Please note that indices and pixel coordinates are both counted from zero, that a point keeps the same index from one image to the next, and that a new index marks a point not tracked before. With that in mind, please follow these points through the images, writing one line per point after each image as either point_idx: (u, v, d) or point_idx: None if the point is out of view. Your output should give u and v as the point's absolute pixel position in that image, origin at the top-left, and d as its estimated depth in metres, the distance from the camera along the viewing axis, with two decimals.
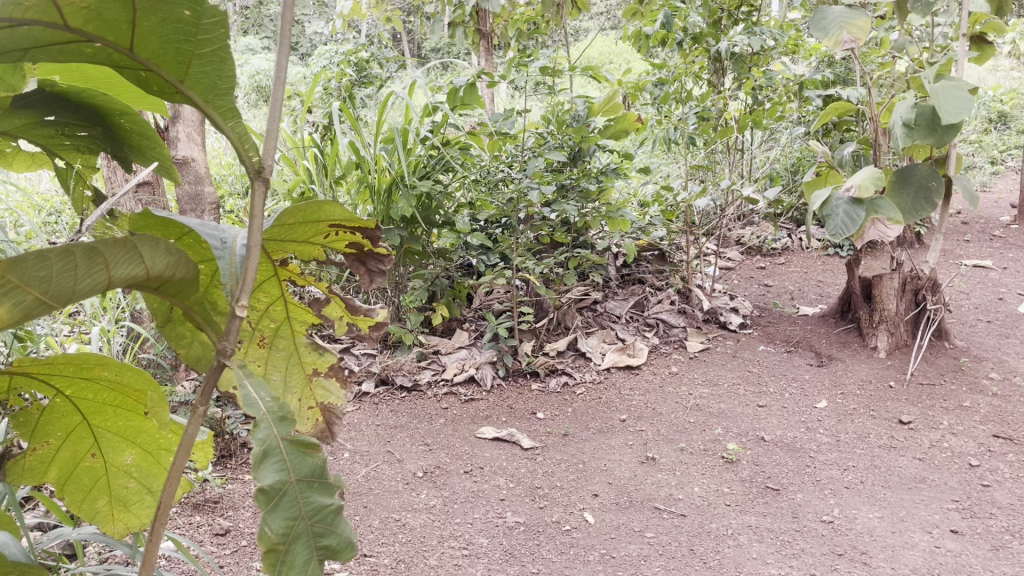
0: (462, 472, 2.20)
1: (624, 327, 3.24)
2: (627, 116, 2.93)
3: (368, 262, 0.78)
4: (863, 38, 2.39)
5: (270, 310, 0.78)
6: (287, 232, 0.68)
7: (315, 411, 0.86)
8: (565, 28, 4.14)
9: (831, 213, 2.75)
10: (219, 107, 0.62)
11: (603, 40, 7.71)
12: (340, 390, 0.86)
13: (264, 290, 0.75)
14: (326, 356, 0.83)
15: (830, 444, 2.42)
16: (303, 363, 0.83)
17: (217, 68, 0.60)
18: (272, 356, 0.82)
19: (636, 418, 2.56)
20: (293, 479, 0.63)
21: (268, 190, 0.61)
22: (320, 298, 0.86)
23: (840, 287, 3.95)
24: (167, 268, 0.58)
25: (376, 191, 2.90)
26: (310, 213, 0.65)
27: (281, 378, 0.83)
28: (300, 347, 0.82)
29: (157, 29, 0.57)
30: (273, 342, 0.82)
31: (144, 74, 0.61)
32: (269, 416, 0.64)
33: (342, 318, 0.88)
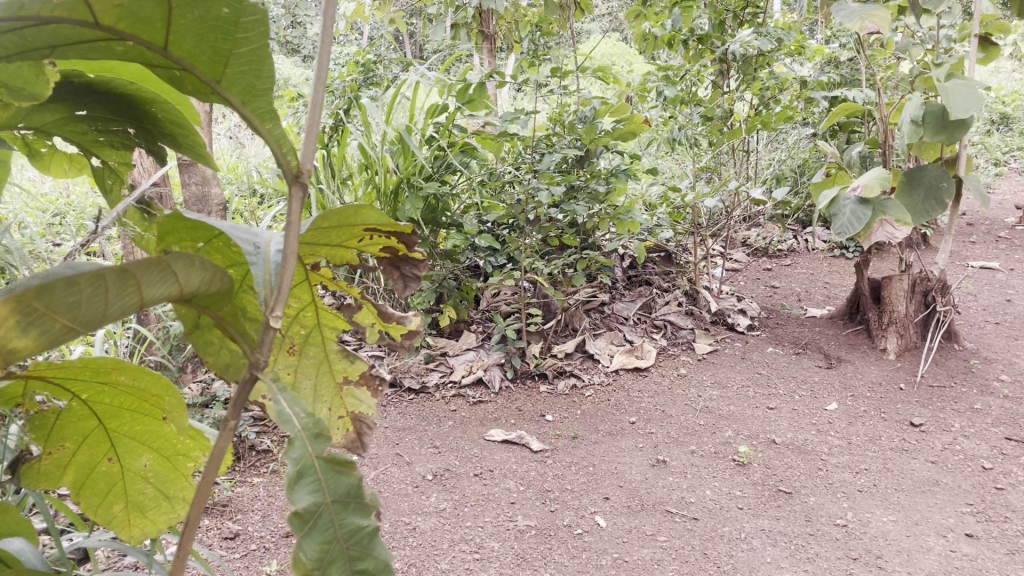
0: (472, 475, 2.18)
1: (632, 328, 3.23)
2: (635, 117, 2.89)
3: (402, 266, 0.75)
4: (885, 28, 2.38)
5: (301, 316, 0.76)
6: (322, 235, 0.65)
7: (345, 421, 0.83)
8: (570, 29, 4.14)
9: (838, 213, 2.74)
10: (256, 108, 0.61)
11: (604, 42, 7.72)
12: (371, 399, 0.83)
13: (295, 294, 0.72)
14: (357, 364, 0.80)
15: (841, 446, 2.41)
16: (333, 371, 0.80)
17: (254, 67, 0.58)
18: (303, 363, 0.79)
19: (645, 420, 2.55)
20: (328, 500, 0.60)
21: (305, 196, 0.60)
22: (350, 304, 0.84)
23: (847, 288, 3.94)
24: (203, 285, 0.56)
25: (383, 192, 2.91)
26: (346, 217, 0.62)
27: (311, 387, 0.80)
28: (331, 355, 0.79)
29: (193, 27, 0.55)
30: (303, 349, 0.79)
31: (177, 72, 0.60)
32: (303, 433, 0.61)
33: (374, 325, 0.84)
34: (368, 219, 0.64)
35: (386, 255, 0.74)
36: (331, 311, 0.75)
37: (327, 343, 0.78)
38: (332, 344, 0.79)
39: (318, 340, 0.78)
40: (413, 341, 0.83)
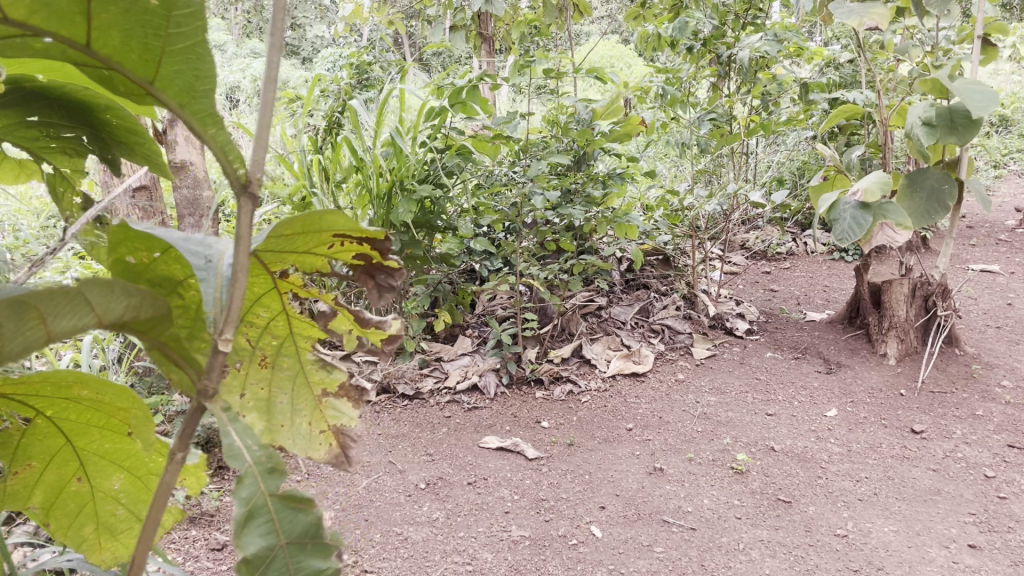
0: (466, 483, 2.15)
1: (629, 333, 3.19)
2: (631, 120, 2.88)
3: (378, 273, 0.71)
4: (884, 25, 2.34)
5: (272, 325, 0.72)
6: (287, 243, 0.61)
7: (327, 435, 0.78)
8: (568, 32, 4.12)
9: (838, 217, 2.70)
10: (197, 112, 0.55)
11: (603, 43, 7.71)
12: (353, 411, 0.77)
13: (264, 304, 0.69)
14: (336, 374, 0.76)
15: (841, 454, 2.37)
16: (311, 382, 0.76)
17: (193, 66, 0.53)
18: (278, 375, 0.76)
19: (643, 427, 2.51)
20: (282, 542, 0.57)
21: (253, 211, 0.55)
22: (326, 311, 0.80)
23: (846, 291, 3.90)
24: (126, 311, 0.53)
25: (376, 196, 2.86)
26: (311, 223, 0.59)
27: (288, 400, 0.77)
28: (307, 365, 0.76)
29: (119, 20, 0.50)
30: (276, 361, 0.75)
31: (108, 73, 0.55)
32: (255, 468, 0.59)
33: (351, 331, 0.81)
34: (338, 225, 0.60)
35: (360, 262, 0.70)
36: (303, 320, 0.72)
37: (302, 354, 0.75)
38: (307, 354, 0.75)
39: (292, 351, 0.74)
40: (393, 347, 0.79)
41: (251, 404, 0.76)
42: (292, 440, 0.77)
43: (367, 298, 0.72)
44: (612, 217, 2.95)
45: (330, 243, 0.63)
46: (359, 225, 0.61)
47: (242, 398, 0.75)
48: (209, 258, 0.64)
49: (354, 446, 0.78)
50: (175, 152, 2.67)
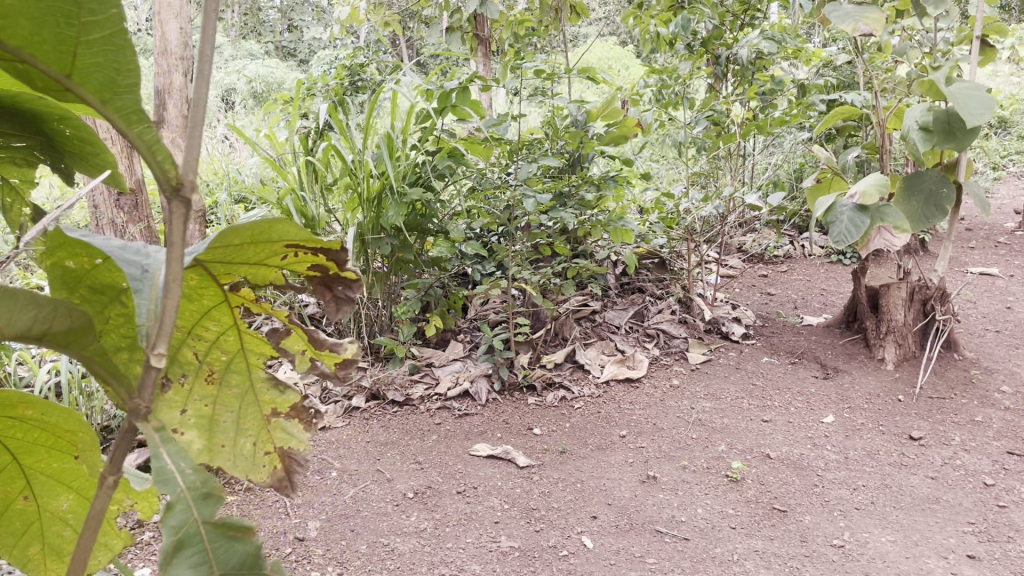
0: (455, 492, 2.10)
1: (623, 338, 3.15)
2: (627, 121, 2.84)
3: (334, 286, 0.68)
4: (880, 29, 2.32)
5: (221, 341, 0.69)
6: (234, 254, 0.58)
7: (273, 458, 0.76)
8: (564, 33, 4.08)
9: (835, 220, 2.66)
10: (120, 108, 0.53)
11: (601, 46, 7.66)
12: (303, 433, 0.76)
13: (213, 317, 0.66)
14: (289, 395, 0.73)
15: (838, 461, 2.33)
16: (260, 401, 0.74)
17: (112, 58, 0.51)
18: (223, 393, 0.72)
19: (636, 434, 2.47)
20: (217, 573, 0.54)
21: (187, 212, 0.53)
22: (280, 329, 0.76)
23: (844, 295, 3.86)
24: (33, 323, 0.52)
25: (365, 200, 2.75)
26: (259, 232, 0.55)
27: (233, 420, 0.73)
28: (257, 383, 0.73)
29: (26, 10, 0.48)
30: (224, 377, 0.71)
31: (24, 68, 0.53)
32: (189, 494, 0.56)
33: (304, 352, 0.77)
34: (286, 235, 0.57)
35: (315, 274, 0.67)
36: (254, 335, 0.69)
37: (253, 371, 0.72)
38: (259, 372, 0.73)
39: (242, 368, 0.71)
40: (349, 371, 0.76)
41: (191, 422, 0.72)
42: (233, 461, 0.75)
43: (324, 313, 0.69)
44: (607, 221, 2.91)
45: (283, 253, 0.60)
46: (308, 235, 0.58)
47: (183, 415, 0.71)
48: (145, 267, 0.63)
49: (301, 470, 0.77)
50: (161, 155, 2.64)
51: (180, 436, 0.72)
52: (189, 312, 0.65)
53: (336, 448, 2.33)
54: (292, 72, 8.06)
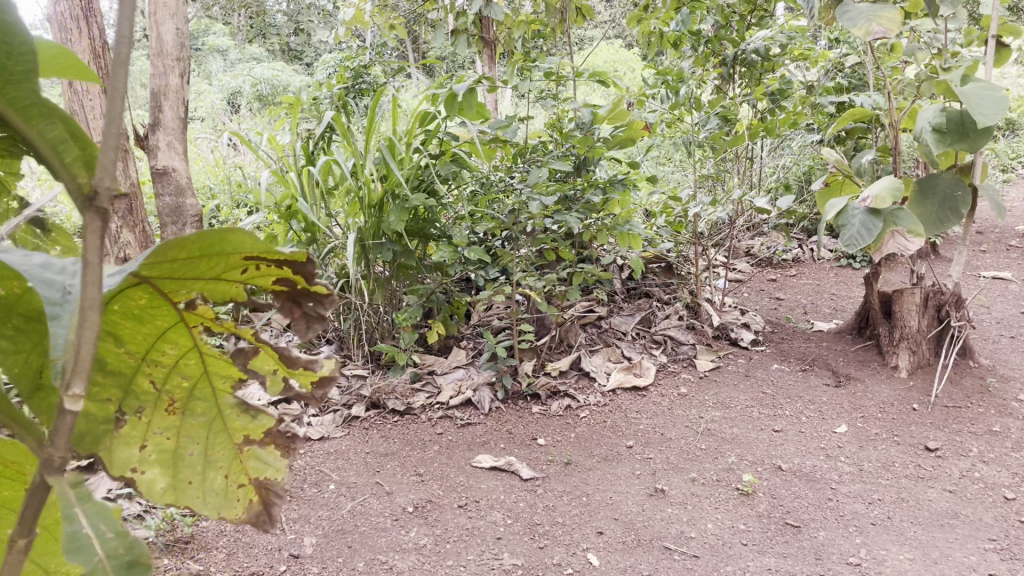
0: (456, 506, 2.03)
1: (630, 344, 3.08)
2: (634, 124, 2.78)
3: (303, 301, 0.61)
4: (894, 30, 2.23)
5: (182, 364, 0.66)
6: (183, 268, 0.53)
7: (248, 491, 0.72)
8: (569, 35, 4.03)
9: (847, 223, 2.59)
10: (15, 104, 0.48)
11: (608, 49, 7.61)
12: (279, 461, 0.71)
13: (171, 338, 0.63)
14: (261, 420, 0.70)
15: (852, 473, 2.26)
16: (230, 429, 0.70)
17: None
18: (187, 424, 0.70)
19: (644, 444, 2.40)
20: None
21: (103, 226, 0.46)
22: (248, 348, 0.68)
23: (855, 300, 3.79)
24: None
25: (366, 205, 2.69)
26: (209, 245, 0.50)
27: (199, 451, 0.70)
28: (225, 410, 0.70)
29: None
30: (187, 406, 0.69)
31: None
32: (109, 563, 0.49)
33: (275, 371, 0.71)
34: (242, 250, 0.51)
35: (282, 289, 0.60)
36: (217, 357, 0.66)
37: (220, 397, 0.69)
38: (227, 397, 0.69)
39: (207, 394, 0.69)
40: (325, 390, 0.70)
41: (153, 457, 0.69)
42: (202, 497, 0.71)
43: (294, 328, 0.62)
44: (613, 225, 2.84)
45: (242, 269, 0.55)
46: (267, 249, 0.52)
47: (143, 451, 0.69)
48: (67, 288, 0.53)
49: (279, 502, 0.71)
50: (156, 158, 2.59)
51: (143, 474, 0.69)
52: (141, 337, 0.63)
53: (334, 459, 2.27)
54: (297, 75, 8.03)
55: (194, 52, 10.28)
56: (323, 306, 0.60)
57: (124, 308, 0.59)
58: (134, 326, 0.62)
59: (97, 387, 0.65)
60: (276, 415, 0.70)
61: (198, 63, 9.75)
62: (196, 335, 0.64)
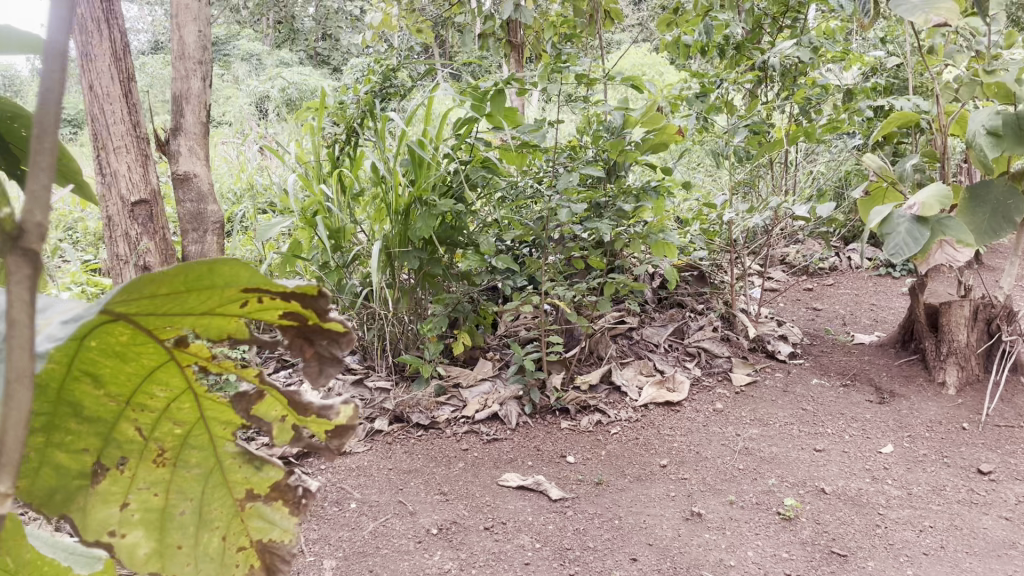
0: (482, 529, 1.94)
1: (662, 357, 2.96)
2: (667, 128, 2.65)
3: (316, 338, 0.53)
4: (954, 21, 2.11)
5: (173, 408, 0.58)
6: (171, 304, 0.43)
7: (249, 556, 0.64)
8: (598, 39, 3.94)
9: (891, 232, 2.45)
10: None
11: (634, 52, 7.51)
12: (287, 520, 0.64)
13: (161, 377, 0.55)
14: (267, 472, 0.63)
15: (900, 498, 2.13)
16: (229, 483, 0.63)
17: None
18: (178, 477, 0.62)
19: (678, 464, 2.29)
20: None
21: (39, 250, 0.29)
22: (250, 395, 0.59)
23: (895, 310, 3.64)
24: None
25: (392, 210, 2.62)
26: (209, 277, 0.40)
27: (193, 511, 0.63)
28: (224, 462, 0.62)
29: None
30: (179, 457, 0.62)
31: None
32: None
33: (282, 419, 0.63)
34: (237, 283, 0.42)
35: (291, 323, 0.52)
36: (215, 400, 0.58)
37: (219, 445, 0.62)
38: (227, 444, 0.62)
39: (203, 442, 0.61)
40: (343, 439, 0.60)
41: (136, 518, 0.62)
42: (195, 566, 0.63)
43: (305, 372, 0.53)
44: (646, 233, 2.72)
45: (245, 301, 0.46)
46: (269, 280, 0.43)
47: (123, 512, 0.61)
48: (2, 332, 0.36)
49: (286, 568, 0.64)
50: (177, 164, 2.54)
51: (123, 538, 0.61)
52: (125, 378, 0.54)
53: (356, 476, 2.18)
54: (324, 80, 8.01)
55: (222, 57, 10.33)
56: (339, 346, 0.53)
57: (103, 349, 0.50)
58: (115, 365, 0.52)
59: (72, 440, 0.56)
60: (284, 467, 0.63)
61: (227, 69, 9.79)
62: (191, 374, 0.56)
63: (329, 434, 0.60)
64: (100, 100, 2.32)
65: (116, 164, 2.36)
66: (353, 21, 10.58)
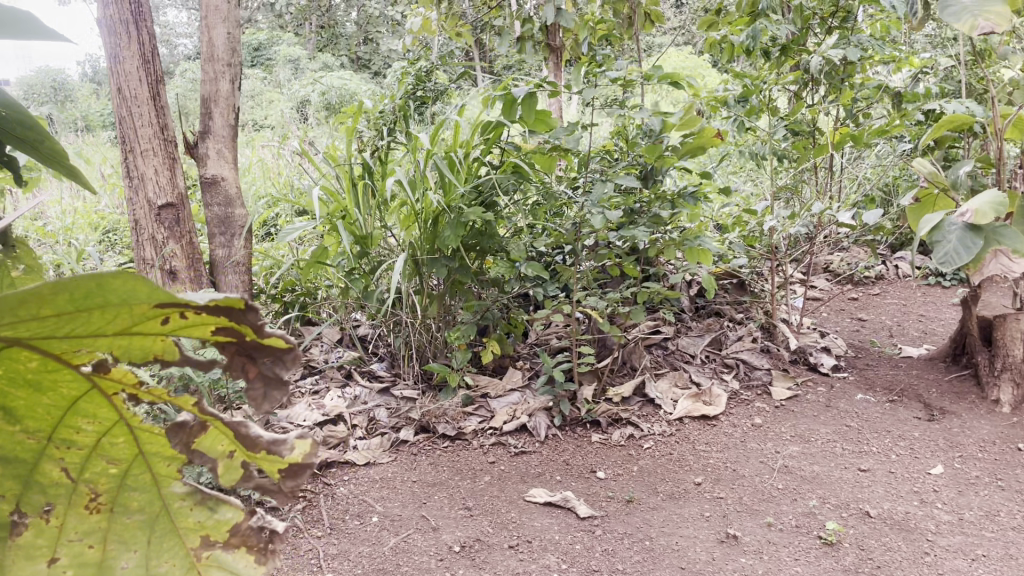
0: (506, 547, 1.87)
1: (699, 368, 2.86)
2: (707, 132, 2.55)
3: (258, 356, 0.46)
4: (1003, 25, 1.97)
5: (108, 447, 0.56)
6: (66, 328, 0.38)
7: None
8: (639, 41, 3.85)
9: (941, 240, 2.33)
10: None
11: (677, 55, 7.37)
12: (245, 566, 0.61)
13: (85, 411, 0.53)
14: (221, 515, 0.59)
15: (951, 523, 2.00)
16: (178, 527, 0.59)
17: None
18: (116, 525, 0.58)
19: (714, 481, 2.19)
20: None
21: None
22: (193, 427, 0.57)
23: (946, 322, 3.49)
24: None
25: (421, 218, 2.57)
26: (90, 296, 0.35)
27: (135, 562, 0.59)
28: (170, 504, 0.59)
29: None
30: (118, 502, 0.58)
31: None
32: None
33: (229, 455, 0.60)
34: (134, 302, 0.37)
35: (229, 341, 0.45)
36: (150, 440, 0.55)
37: (163, 485, 0.58)
38: (174, 484, 0.58)
39: (144, 483, 0.58)
40: (296, 479, 0.58)
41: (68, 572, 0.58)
42: None
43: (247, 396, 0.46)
44: (683, 241, 2.63)
45: (160, 319, 0.40)
46: (172, 294, 0.37)
47: (54, 564, 0.58)
48: None
49: None
50: (206, 167, 2.51)
51: None
52: (43, 411, 0.52)
53: (379, 487, 2.12)
54: (364, 84, 8.01)
55: (266, 63, 10.42)
56: (284, 364, 0.45)
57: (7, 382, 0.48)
58: (32, 399, 0.51)
59: None
60: (242, 508, 0.61)
61: (270, 74, 9.87)
62: (120, 409, 0.53)
63: (282, 474, 0.58)
64: (129, 102, 2.31)
65: (144, 167, 2.34)
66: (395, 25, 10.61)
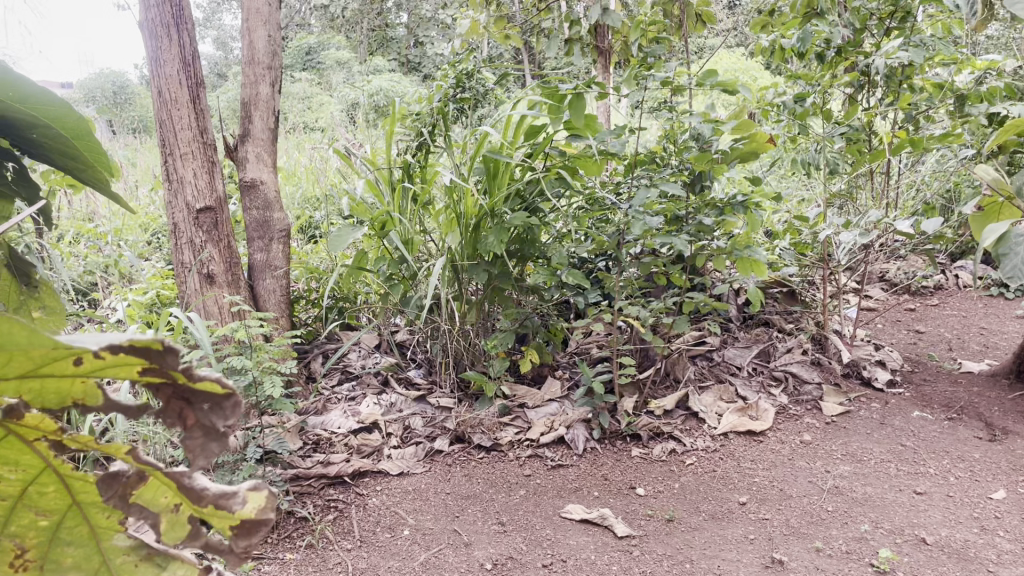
0: (539, 566, 1.80)
1: (745, 381, 2.76)
2: (759, 137, 2.46)
3: (196, 402, 0.47)
4: None
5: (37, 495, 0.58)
6: None
7: None
8: (687, 43, 3.75)
9: (1009, 253, 2.19)
10: None
11: (728, 58, 7.21)
12: None
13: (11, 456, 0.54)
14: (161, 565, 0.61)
15: (1015, 554, 1.87)
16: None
17: None
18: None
19: (759, 502, 2.10)
20: None
21: None
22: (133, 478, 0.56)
23: (1009, 337, 3.31)
24: None
25: (462, 223, 2.49)
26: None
27: None
28: (110, 556, 0.61)
29: None
30: (49, 555, 0.60)
31: None
32: None
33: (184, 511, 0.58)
34: (24, 339, 0.40)
35: (161, 388, 0.46)
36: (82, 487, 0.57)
37: (103, 538, 0.60)
38: (114, 537, 0.61)
39: (80, 537, 0.60)
40: (249, 540, 0.55)
41: None
42: None
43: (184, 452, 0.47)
44: (732, 249, 2.53)
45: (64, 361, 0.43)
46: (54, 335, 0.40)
47: None
48: None
49: None
50: (245, 171, 2.50)
51: None
52: None
53: (411, 499, 2.08)
54: (411, 87, 8.02)
55: (318, 66, 10.53)
56: (221, 411, 0.47)
57: None
58: None
59: None
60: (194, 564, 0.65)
61: (322, 77, 9.97)
62: (48, 457, 0.55)
63: (233, 532, 0.55)
64: (168, 107, 2.31)
65: (183, 171, 2.34)
66: (445, 28, 10.62)
